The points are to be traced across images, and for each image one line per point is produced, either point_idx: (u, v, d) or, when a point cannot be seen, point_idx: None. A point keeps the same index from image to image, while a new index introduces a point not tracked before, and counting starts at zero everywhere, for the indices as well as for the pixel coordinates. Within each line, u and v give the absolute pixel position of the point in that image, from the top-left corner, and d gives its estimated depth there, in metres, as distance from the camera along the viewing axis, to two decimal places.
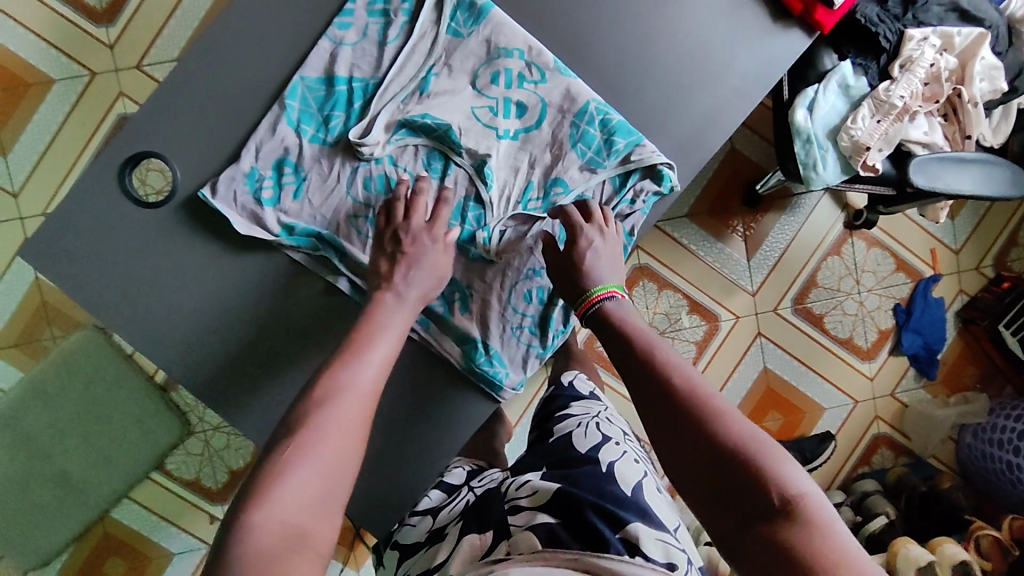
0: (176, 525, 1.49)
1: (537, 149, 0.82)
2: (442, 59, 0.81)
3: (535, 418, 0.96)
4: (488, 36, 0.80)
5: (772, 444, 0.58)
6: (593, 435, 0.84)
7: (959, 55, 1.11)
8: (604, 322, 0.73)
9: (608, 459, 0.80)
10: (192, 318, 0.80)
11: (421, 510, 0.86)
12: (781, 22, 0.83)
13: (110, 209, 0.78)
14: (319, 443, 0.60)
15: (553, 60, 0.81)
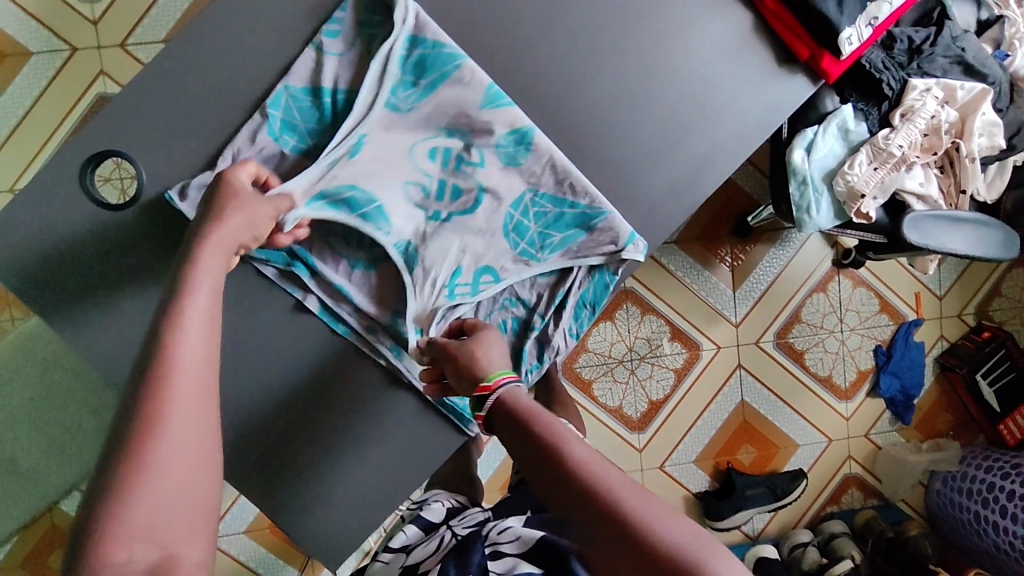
0: None
1: (469, 234, 0.80)
2: (378, 128, 0.75)
3: None
4: (429, 113, 0.77)
5: (695, 538, 0.55)
6: None
7: (961, 108, 1.09)
8: (508, 417, 0.67)
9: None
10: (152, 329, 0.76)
11: (395, 547, 0.89)
12: (787, 67, 0.81)
13: (69, 207, 0.74)
14: (163, 457, 0.51)
15: (497, 146, 0.77)
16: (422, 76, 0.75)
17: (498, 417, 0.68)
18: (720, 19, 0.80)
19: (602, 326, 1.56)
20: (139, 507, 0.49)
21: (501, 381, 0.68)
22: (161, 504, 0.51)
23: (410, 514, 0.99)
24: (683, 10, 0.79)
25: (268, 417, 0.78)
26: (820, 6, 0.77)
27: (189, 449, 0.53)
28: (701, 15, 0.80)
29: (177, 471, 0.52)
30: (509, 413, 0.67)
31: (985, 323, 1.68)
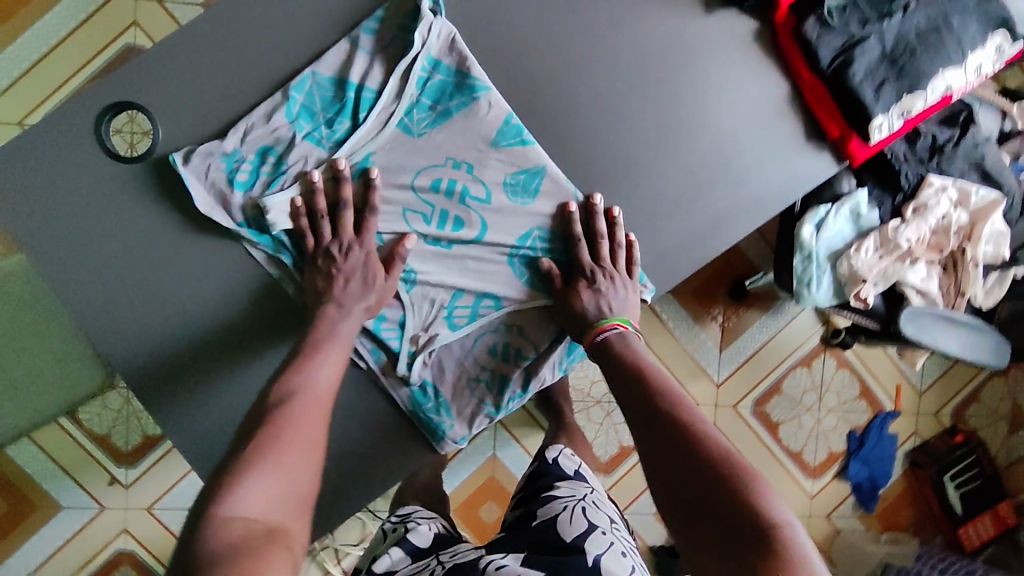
0: (72, 479, 1.44)
1: (473, 261, 0.78)
2: (386, 149, 0.75)
3: (518, 494, 0.92)
4: (440, 141, 0.76)
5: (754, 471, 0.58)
6: (579, 521, 0.80)
7: (972, 213, 1.10)
8: (607, 352, 0.74)
9: (592, 552, 0.75)
10: (136, 290, 0.74)
11: (379, 571, 0.83)
12: (813, 142, 0.81)
13: (75, 152, 0.72)
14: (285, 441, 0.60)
15: (502, 182, 0.78)
16: (439, 102, 0.76)
17: (600, 350, 0.75)
18: (758, 84, 0.80)
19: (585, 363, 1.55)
20: (255, 481, 0.56)
21: (610, 327, 0.75)
22: (275, 478, 0.57)
23: (394, 533, 0.92)
24: (723, 69, 0.79)
25: (237, 400, 0.76)
26: (857, 89, 0.76)
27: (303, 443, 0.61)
28: (740, 77, 0.80)
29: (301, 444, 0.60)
30: (613, 347, 0.74)
31: (959, 426, 1.70)
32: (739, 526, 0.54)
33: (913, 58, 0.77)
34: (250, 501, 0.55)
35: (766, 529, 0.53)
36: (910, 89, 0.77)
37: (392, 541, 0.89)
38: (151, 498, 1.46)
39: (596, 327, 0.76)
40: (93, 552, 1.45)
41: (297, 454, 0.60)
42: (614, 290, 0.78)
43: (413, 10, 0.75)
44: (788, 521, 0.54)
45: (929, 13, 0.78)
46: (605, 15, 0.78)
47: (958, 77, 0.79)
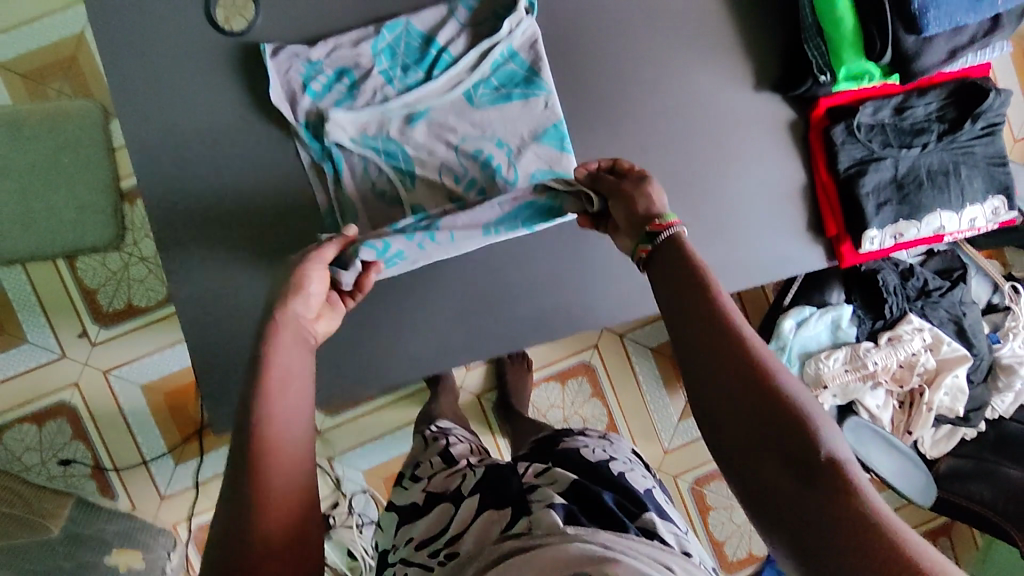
0: (45, 318, 1.50)
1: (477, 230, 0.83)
2: (444, 109, 0.83)
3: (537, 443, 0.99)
4: (492, 119, 0.84)
5: (813, 403, 0.52)
6: (600, 454, 0.88)
7: (939, 360, 1.17)
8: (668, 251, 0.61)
9: (615, 469, 0.84)
10: (190, 146, 0.82)
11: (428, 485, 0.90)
12: (812, 235, 0.89)
13: (182, 12, 0.81)
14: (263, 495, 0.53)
15: (531, 172, 0.84)
16: (504, 87, 0.84)
17: (664, 254, 0.61)
18: (778, 168, 0.89)
19: (550, 385, 1.61)
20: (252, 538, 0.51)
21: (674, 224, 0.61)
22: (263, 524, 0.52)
23: (435, 445, 1.02)
24: (753, 145, 0.88)
25: (238, 272, 0.83)
26: (862, 199, 0.84)
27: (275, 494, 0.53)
28: (767, 158, 0.88)
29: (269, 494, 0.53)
30: (680, 251, 0.60)
31: None
32: (792, 460, 0.49)
33: (918, 190, 0.85)
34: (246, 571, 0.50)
35: (824, 461, 0.48)
36: (908, 216, 0.85)
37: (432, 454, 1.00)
38: (110, 363, 1.51)
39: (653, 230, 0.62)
40: (38, 393, 1.50)
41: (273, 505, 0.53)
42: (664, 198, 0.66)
43: (510, 5, 0.83)
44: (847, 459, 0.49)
45: (944, 157, 0.86)
46: (668, 61, 0.87)
47: (953, 221, 0.87)
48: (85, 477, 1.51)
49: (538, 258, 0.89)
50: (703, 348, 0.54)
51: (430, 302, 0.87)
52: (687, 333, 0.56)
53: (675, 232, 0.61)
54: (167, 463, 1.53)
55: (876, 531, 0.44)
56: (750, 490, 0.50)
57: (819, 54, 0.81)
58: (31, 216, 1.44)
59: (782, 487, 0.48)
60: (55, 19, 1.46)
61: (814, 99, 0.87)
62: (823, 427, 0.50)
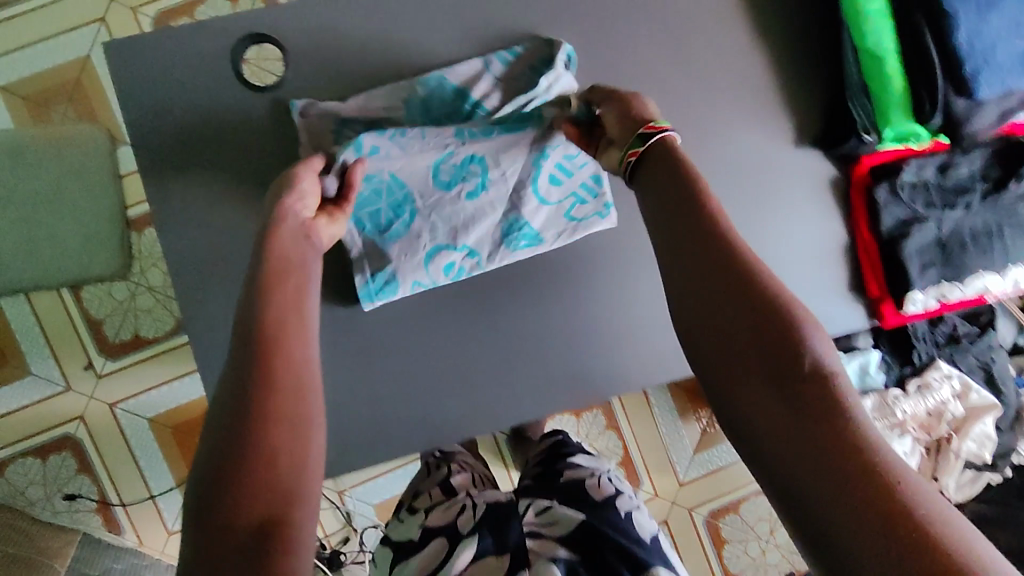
0: (50, 349, 1.46)
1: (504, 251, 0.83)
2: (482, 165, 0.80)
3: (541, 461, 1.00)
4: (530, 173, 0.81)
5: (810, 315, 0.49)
6: (607, 487, 0.86)
7: (967, 408, 1.16)
8: (660, 167, 0.58)
9: (623, 509, 0.82)
10: (216, 204, 0.79)
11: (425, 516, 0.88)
12: (852, 294, 0.87)
13: (209, 63, 0.77)
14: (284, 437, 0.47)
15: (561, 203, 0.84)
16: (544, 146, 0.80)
17: (658, 166, 0.58)
18: (818, 227, 0.87)
19: (565, 417, 1.58)
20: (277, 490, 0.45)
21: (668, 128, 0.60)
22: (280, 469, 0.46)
23: (437, 473, 1.01)
24: (793, 203, 0.86)
25: None
26: (905, 261, 0.82)
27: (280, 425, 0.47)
28: (807, 216, 0.86)
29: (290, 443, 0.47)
30: (672, 162, 0.57)
31: None
32: (781, 374, 0.46)
33: (961, 251, 0.83)
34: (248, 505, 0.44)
35: (814, 376, 0.45)
36: (952, 278, 0.83)
37: (432, 483, 0.98)
38: (117, 396, 1.47)
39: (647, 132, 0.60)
40: (43, 427, 1.46)
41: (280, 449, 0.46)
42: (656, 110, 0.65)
43: (549, 58, 0.80)
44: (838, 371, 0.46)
45: (988, 217, 0.84)
46: (710, 117, 0.84)
47: (997, 282, 0.85)
48: (90, 512, 1.48)
49: (575, 320, 0.87)
50: (696, 265, 0.51)
51: (462, 365, 0.86)
52: (681, 249, 0.53)
53: (667, 136, 0.59)
54: (175, 496, 1.50)
55: (856, 443, 0.42)
56: (735, 406, 0.47)
57: (864, 113, 0.79)
58: (37, 245, 1.40)
59: (770, 404, 0.45)
60: (60, 40, 1.37)
61: (857, 157, 0.84)
62: (814, 337, 0.47)
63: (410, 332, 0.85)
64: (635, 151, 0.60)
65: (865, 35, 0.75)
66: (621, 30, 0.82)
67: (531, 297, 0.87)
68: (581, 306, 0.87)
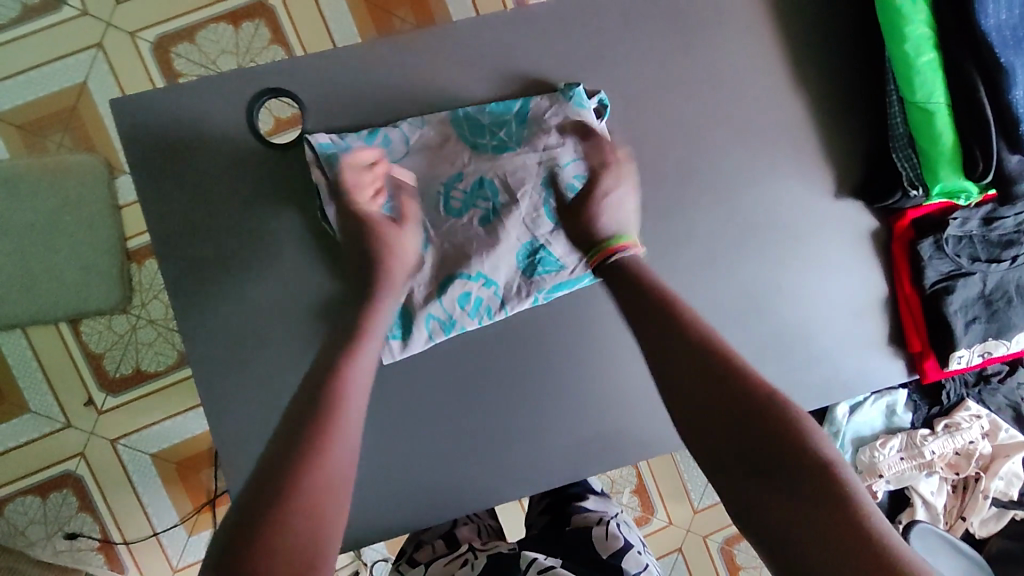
0: (48, 384, 1.40)
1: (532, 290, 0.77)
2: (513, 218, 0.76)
3: (548, 503, 0.95)
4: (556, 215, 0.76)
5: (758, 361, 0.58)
6: (616, 540, 0.81)
7: (995, 446, 1.13)
8: (622, 264, 0.69)
9: (630, 570, 0.76)
10: (231, 268, 0.74)
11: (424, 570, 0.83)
12: (892, 348, 0.84)
13: (222, 121, 0.73)
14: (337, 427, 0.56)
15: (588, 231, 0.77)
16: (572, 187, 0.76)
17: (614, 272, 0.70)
18: (858, 279, 0.83)
19: None
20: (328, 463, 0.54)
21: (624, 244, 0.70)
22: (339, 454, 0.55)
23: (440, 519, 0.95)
24: (833, 254, 0.83)
25: (284, 406, 0.75)
26: (950, 318, 0.79)
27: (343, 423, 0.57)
28: (846, 268, 0.83)
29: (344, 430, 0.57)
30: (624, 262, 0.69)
31: None
32: (740, 410, 0.55)
33: (1007, 307, 0.81)
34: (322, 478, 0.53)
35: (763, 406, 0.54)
36: (997, 334, 0.81)
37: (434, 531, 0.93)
38: (119, 431, 1.42)
39: (604, 247, 0.71)
40: (42, 464, 1.41)
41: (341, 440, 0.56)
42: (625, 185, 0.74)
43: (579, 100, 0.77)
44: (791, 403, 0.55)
45: None
46: (746, 168, 0.81)
47: None
48: (93, 550, 1.43)
49: (601, 377, 0.83)
50: (666, 327, 0.62)
51: (485, 429, 0.81)
52: (651, 317, 0.63)
53: (628, 250, 0.70)
54: (180, 534, 1.46)
55: (797, 459, 0.51)
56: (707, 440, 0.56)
57: (910, 166, 0.76)
58: (34, 278, 1.35)
59: (731, 436, 0.55)
60: (57, 67, 1.31)
61: (899, 209, 0.81)
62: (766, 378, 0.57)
63: (433, 399, 0.80)
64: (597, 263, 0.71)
65: (915, 89, 0.72)
66: (655, 78, 0.78)
67: (560, 356, 0.82)
68: (609, 365, 0.83)
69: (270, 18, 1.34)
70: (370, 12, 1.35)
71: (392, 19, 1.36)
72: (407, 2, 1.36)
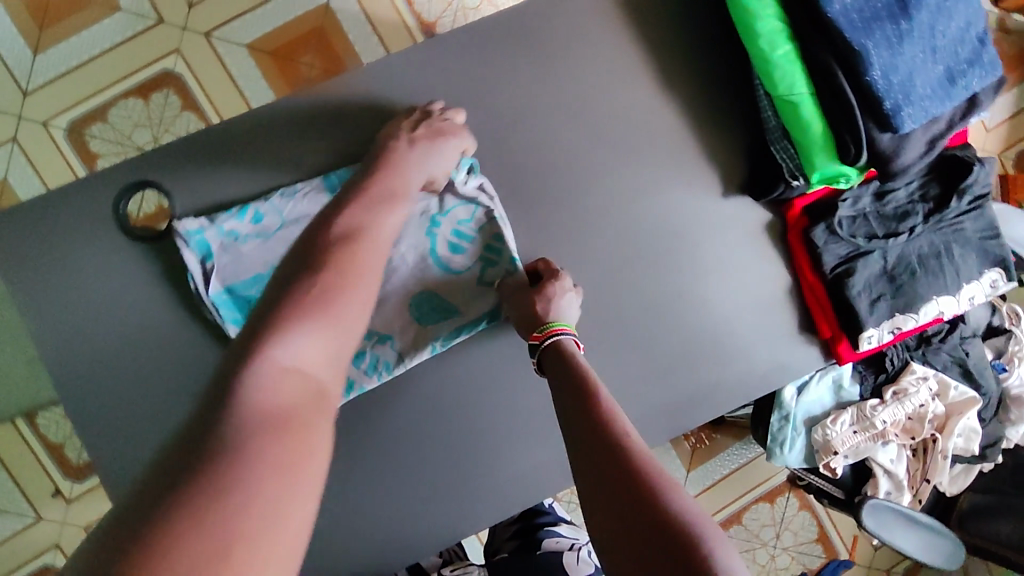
0: (13, 481, 1.38)
1: (431, 337, 0.76)
2: (402, 273, 0.76)
3: (511, 528, 0.93)
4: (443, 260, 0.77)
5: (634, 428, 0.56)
6: (585, 564, 0.84)
7: (948, 406, 1.13)
8: (559, 357, 0.66)
9: None
10: (131, 367, 0.74)
11: None
12: (805, 335, 0.83)
13: (94, 224, 0.72)
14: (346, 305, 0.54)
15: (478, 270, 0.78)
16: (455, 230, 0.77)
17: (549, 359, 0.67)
18: (760, 274, 0.83)
19: None
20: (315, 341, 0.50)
21: (561, 331, 0.69)
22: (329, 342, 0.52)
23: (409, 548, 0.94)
24: (728, 254, 0.82)
25: None
26: (853, 301, 0.79)
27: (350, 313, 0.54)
28: (744, 265, 0.83)
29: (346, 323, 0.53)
30: (565, 356, 0.66)
31: None
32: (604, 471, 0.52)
33: (911, 279, 0.81)
34: (303, 351, 0.49)
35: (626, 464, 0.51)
36: (903, 308, 0.81)
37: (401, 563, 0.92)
38: (90, 517, 1.41)
39: (541, 335, 0.69)
40: (18, 562, 1.40)
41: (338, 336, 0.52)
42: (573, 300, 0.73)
43: None
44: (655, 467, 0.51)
45: (934, 239, 0.82)
46: (632, 181, 0.81)
47: (950, 304, 0.82)
48: None
49: (524, 409, 0.82)
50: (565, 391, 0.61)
51: (412, 483, 0.80)
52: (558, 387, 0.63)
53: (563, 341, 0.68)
54: None
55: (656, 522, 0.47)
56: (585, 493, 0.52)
57: (788, 157, 0.76)
58: None
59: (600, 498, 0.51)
60: None
61: (787, 200, 0.81)
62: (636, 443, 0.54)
63: (356, 462, 0.78)
64: (535, 356, 0.69)
65: (775, 83, 0.72)
66: (525, 110, 0.78)
67: (475, 397, 0.81)
68: (529, 396, 0.82)
69: (179, 86, 1.32)
70: (277, 62, 1.35)
71: (299, 67, 1.36)
72: (312, 48, 1.36)
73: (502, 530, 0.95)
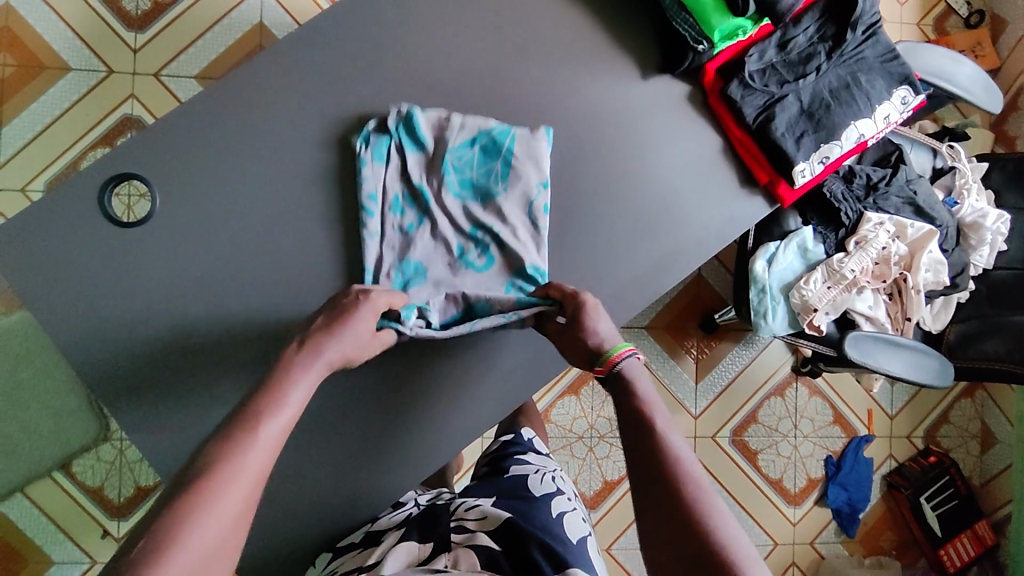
0: (66, 535, 1.35)
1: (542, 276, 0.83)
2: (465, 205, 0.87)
3: (485, 457, 1.01)
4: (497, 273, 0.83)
5: (702, 477, 0.62)
6: (548, 483, 0.91)
7: (910, 244, 1.20)
8: (622, 385, 0.69)
9: (557, 508, 0.86)
10: (143, 352, 0.78)
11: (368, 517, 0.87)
12: (747, 188, 0.90)
13: (84, 224, 0.78)
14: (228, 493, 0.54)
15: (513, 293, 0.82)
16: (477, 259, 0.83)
17: (614, 389, 0.70)
18: (692, 140, 0.89)
19: (567, 400, 1.58)
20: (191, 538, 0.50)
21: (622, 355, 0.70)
22: (209, 533, 0.52)
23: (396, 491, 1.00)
24: (660, 128, 0.89)
25: None
26: (780, 142, 0.87)
27: (237, 505, 0.54)
28: (677, 135, 0.89)
29: (231, 508, 0.53)
30: (624, 384, 0.69)
31: (932, 447, 1.76)
32: (671, 531, 0.59)
33: (828, 112, 0.88)
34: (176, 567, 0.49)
35: (694, 525, 0.58)
36: (827, 139, 0.88)
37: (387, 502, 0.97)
38: None
39: (605, 359, 0.71)
40: None
41: (222, 527, 0.53)
42: (604, 321, 0.73)
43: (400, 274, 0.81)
44: (721, 525, 0.58)
45: (840, 73, 0.89)
46: (557, 81, 0.87)
47: (869, 126, 0.89)
48: None
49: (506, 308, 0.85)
50: (632, 431, 0.66)
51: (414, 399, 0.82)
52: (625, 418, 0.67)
53: (623, 365, 0.70)
54: None
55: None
56: (651, 547, 0.60)
57: (689, 27, 0.84)
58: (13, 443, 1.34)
59: (670, 551, 0.58)
60: None
61: (701, 67, 0.88)
62: (704, 500, 0.60)
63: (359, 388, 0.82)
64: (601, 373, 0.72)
65: None
66: (439, 41, 0.85)
67: None
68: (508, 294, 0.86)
69: (139, 127, 1.39)
70: None
71: None
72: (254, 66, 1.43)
73: (477, 463, 1.02)
